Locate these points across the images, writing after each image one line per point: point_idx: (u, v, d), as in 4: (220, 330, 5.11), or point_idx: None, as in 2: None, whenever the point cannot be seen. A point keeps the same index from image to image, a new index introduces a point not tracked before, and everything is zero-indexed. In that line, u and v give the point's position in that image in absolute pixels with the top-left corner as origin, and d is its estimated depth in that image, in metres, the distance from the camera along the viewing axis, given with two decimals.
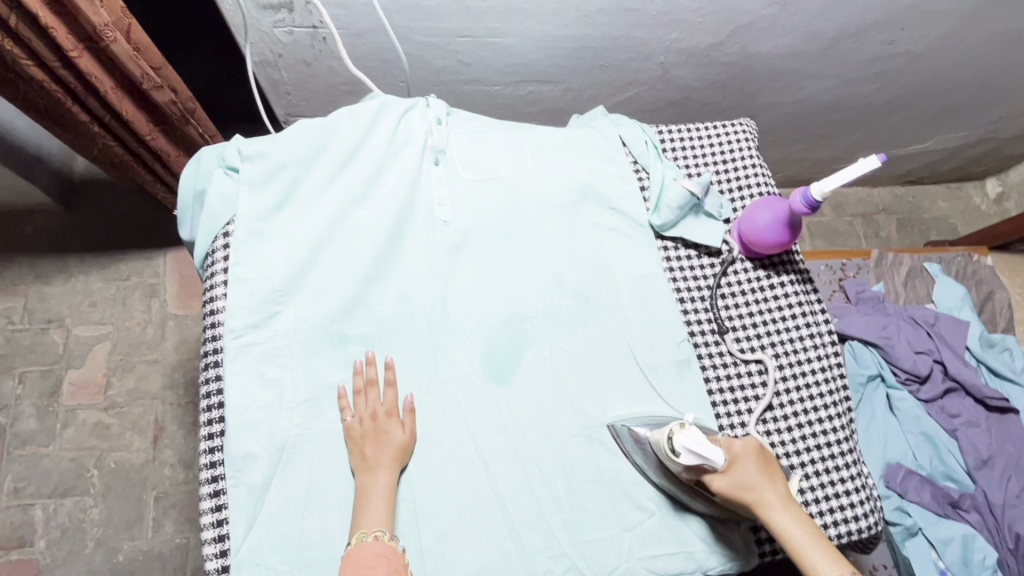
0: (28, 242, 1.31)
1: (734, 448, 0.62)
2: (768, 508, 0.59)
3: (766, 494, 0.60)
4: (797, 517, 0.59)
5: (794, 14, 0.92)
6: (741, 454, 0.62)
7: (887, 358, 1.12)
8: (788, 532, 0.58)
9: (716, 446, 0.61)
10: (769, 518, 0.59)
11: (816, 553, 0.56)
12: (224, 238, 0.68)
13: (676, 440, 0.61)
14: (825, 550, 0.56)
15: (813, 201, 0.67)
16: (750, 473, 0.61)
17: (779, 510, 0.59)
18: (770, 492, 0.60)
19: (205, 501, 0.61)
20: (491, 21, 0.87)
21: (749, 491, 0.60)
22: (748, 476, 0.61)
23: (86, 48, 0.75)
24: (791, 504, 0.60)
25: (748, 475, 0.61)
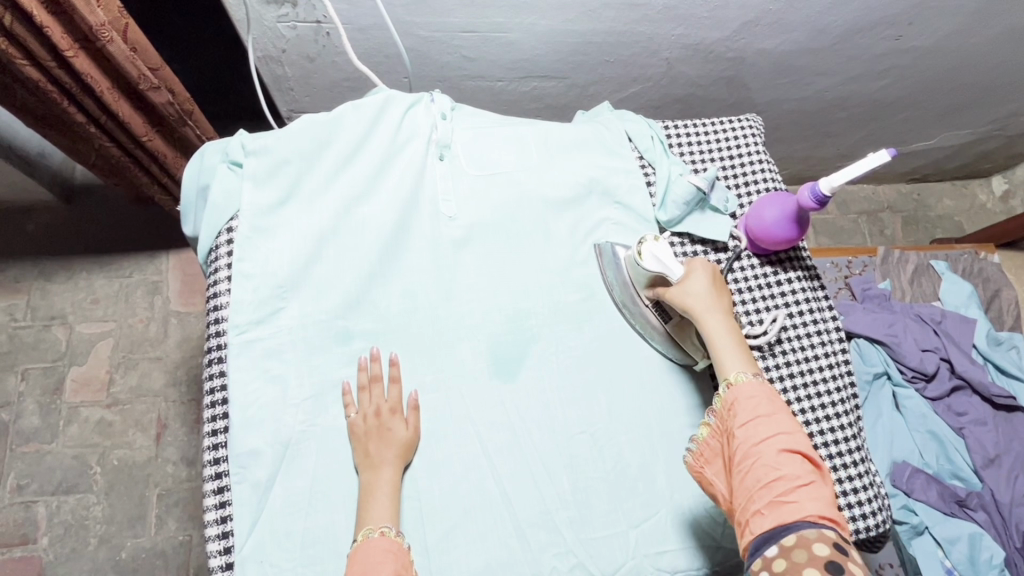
0: (30, 239, 1.31)
1: (693, 264, 0.67)
2: (707, 315, 0.63)
3: (707, 303, 0.64)
4: (728, 327, 0.63)
5: (801, 10, 0.92)
6: (696, 269, 0.66)
7: (893, 356, 1.11)
8: (713, 337, 0.62)
9: (676, 260, 0.67)
10: (701, 323, 0.63)
11: (735, 358, 0.61)
12: (228, 232, 0.67)
13: (646, 249, 0.67)
14: (741, 358, 0.61)
15: (821, 196, 0.67)
16: (699, 285, 0.65)
17: (714, 317, 0.63)
18: (711, 302, 0.64)
19: (210, 498, 0.61)
20: (495, 16, 0.86)
21: (695, 301, 0.64)
22: (697, 289, 0.65)
23: (81, 47, 0.74)
24: (726, 317, 0.64)
25: (697, 286, 0.65)
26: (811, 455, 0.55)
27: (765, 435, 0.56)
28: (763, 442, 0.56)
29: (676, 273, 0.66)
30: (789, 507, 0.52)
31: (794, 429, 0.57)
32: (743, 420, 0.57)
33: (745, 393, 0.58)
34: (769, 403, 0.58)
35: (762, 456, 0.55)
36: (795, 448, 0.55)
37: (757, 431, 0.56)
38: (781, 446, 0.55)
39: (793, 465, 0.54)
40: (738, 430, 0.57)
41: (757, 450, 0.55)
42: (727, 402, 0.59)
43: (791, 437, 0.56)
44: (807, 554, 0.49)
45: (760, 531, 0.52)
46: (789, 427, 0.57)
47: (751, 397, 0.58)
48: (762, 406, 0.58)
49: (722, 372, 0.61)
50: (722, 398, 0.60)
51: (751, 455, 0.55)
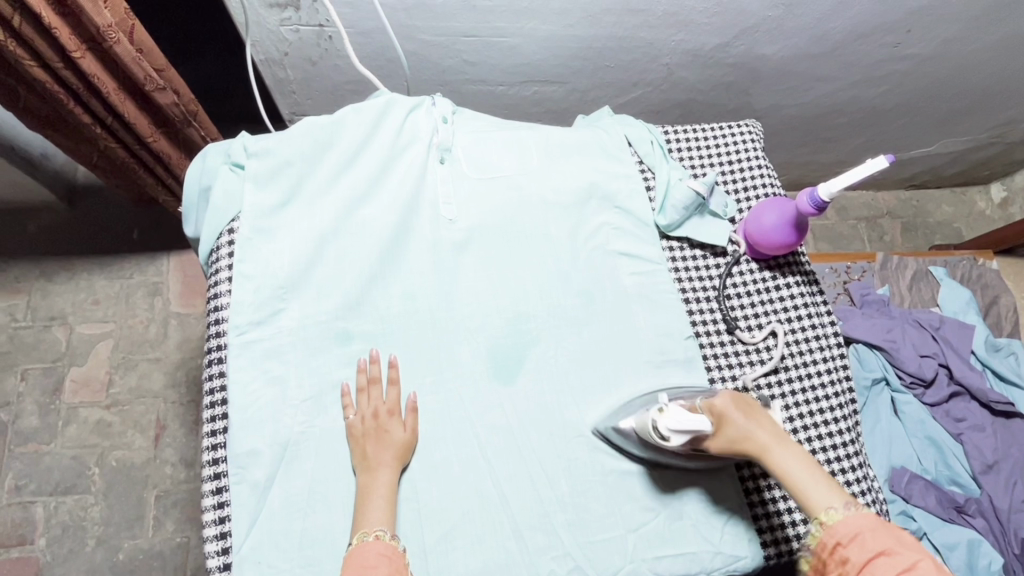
0: (31, 240, 1.31)
1: (716, 407, 0.60)
2: (767, 453, 0.58)
3: (759, 440, 0.59)
4: (794, 454, 0.58)
5: (800, 17, 0.92)
6: (724, 408, 0.60)
7: (892, 361, 1.11)
8: (789, 474, 0.57)
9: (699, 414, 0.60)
10: (771, 463, 0.58)
11: (817, 488, 0.56)
12: (229, 234, 0.68)
13: (662, 425, 0.59)
14: (823, 485, 0.56)
15: (820, 201, 0.67)
16: (743, 426, 0.59)
17: (776, 450, 0.58)
18: (763, 433, 0.59)
19: (208, 498, 0.61)
20: (497, 21, 0.87)
21: (745, 443, 0.59)
22: (741, 429, 0.59)
23: (89, 49, 0.75)
24: (784, 441, 0.59)
25: (742, 430, 0.59)
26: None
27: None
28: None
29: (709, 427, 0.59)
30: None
31: (916, 559, 0.49)
32: (857, 564, 0.51)
33: (842, 531, 0.52)
34: (875, 534, 0.51)
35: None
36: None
37: (870, 574, 0.50)
38: None
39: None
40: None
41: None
42: (827, 547, 0.53)
43: (912, 570, 0.48)
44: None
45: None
46: (908, 558, 0.49)
47: (852, 534, 0.52)
48: (868, 542, 0.51)
49: (811, 512, 0.55)
50: (819, 542, 0.54)
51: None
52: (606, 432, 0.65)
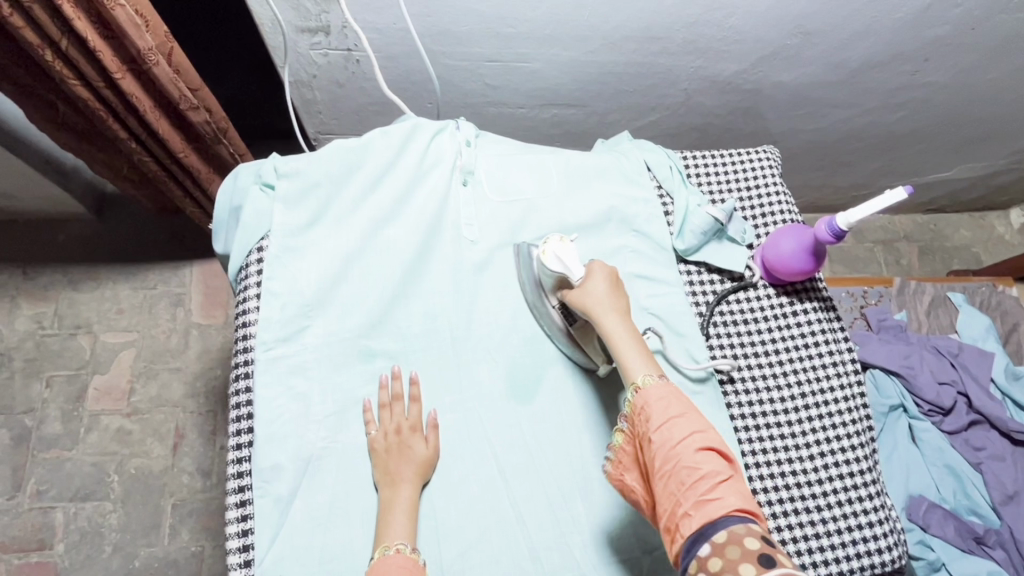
0: (60, 249, 1.35)
1: (594, 263, 0.67)
2: (605, 315, 0.63)
3: (605, 304, 0.64)
4: (625, 325, 0.62)
5: (818, 45, 0.94)
6: (595, 271, 0.66)
7: (910, 388, 1.10)
8: (613, 338, 0.62)
9: (580, 263, 0.67)
10: (598, 322, 0.63)
11: (635, 357, 0.61)
12: (258, 252, 0.69)
13: (546, 250, 0.67)
14: (642, 361, 0.60)
15: (838, 230, 0.67)
16: (598, 285, 0.65)
17: (609, 318, 0.63)
18: (613, 301, 0.64)
19: (232, 510, 0.62)
20: (519, 47, 0.89)
21: (593, 302, 0.64)
22: (596, 288, 0.65)
23: (129, 69, 0.78)
24: (624, 316, 0.63)
25: (595, 286, 0.65)
26: (725, 450, 0.55)
27: (680, 436, 0.55)
28: (680, 442, 0.54)
29: (577, 275, 0.66)
30: (712, 503, 0.51)
31: (707, 426, 0.56)
32: (657, 421, 0.56)
33: (652, 395, 0.58)
34: (678, 400, 0.57)
35: (680, 457, 0.54)
36: (710, 443, 0.54)
37: (671, 432, 0.55)
38: (695, 443, 0.54)
39: (711, 461, 0.53)
40: (651, 432, 0.56)
41: (675, 451, 0.54)
42: (637, 408, 0.58)
43: (703, 432, 0.55)
44: (740, 550, 0.47)
45: (692, 536, 0.50)
46: (701, 422, 0.56)
47: (659, 397, 0.57)
48: (673, 405, 0.57)
49: (629, 376, 0.60)
50: (631, 404, 0.59)
51: (669, 457, 0.54)
52: (523, 254, 0.73)
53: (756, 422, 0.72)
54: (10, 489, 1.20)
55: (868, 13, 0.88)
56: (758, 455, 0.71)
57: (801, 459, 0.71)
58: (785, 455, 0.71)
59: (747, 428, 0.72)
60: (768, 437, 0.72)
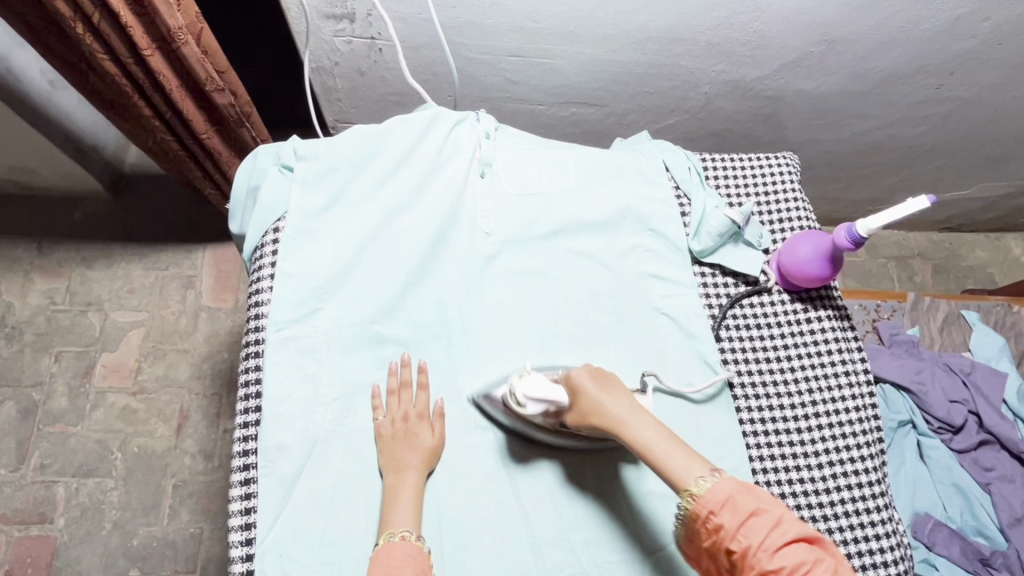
0: (75, 226, 1.36)
1: (571, 379, 0.63)
2: (621, 426, 0.59)
3: (612, 413, 0.59)
4: (643, 421, 0.59)
5: (842, 54, 0.93)
6: (579, 380, 0.62)
7: (920, 405, 1.09)
8: (647, 446, 0.57)
9: (554, 386, 0.63)
10: (619, 433, 0.59)
11: (678, 460, 0.56)
12: (274, 233, 0.70)
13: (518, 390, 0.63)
14: (682, 455, 0.56)
15: (858, 237, 0.67)
16: (596, 398, 0.61)
17: (634, 422, 0.59)
18: (623, 407, 0.60)
19: (236, 488, 0.62)
20: (542, 42, 0.89)
21: (598, 418, 0.60)
22: (597, 398, 0.60)
23: (158, 48, 0.78)
24: (640, 413, 0.59)
25: (596, 403, 0.60)
26: (805, 532, 0.50)
27: (758, 537, 0.50)
28: (759, 546, 0.49)
29: (563, 400, 0.62)
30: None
31: (780, 513, 0.51)
32: (730, 528, 0.51)
33: (713, 499, 0.52)
34: (742, 496, 0.52)
35: (762, 562, 0.49)
36: (789, 535, 0.49)
37: (745, 534, 0.50)
38: (774, 541, 0.49)
39: (794, 554, 0.48)
40: (726, 541, 0.51)
41: (756, 558, 0.49)
42: (700, 517, 0.53)
43: (779, 524, 0.50)
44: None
45: None
46: (774, 513, 0.51)
47: (722, 500, 0.52)
48: (739, 503, 0.51)
49: (681, 486, 0.55)
50: (692, 514, 0.53)
51: (752, 565, 0.49)
52: (480, 401, 0.67)
53: (765, 427, 0.72)
54: (14, 461, 1.21)
55: (896, 23, 0.87)
56: (766, 460, 0.70)
57: (809, 468, 0.70)
58: (793, 462, 0.70)
59: (756, 433, 0.71)
60: (776, 443, 0.71)
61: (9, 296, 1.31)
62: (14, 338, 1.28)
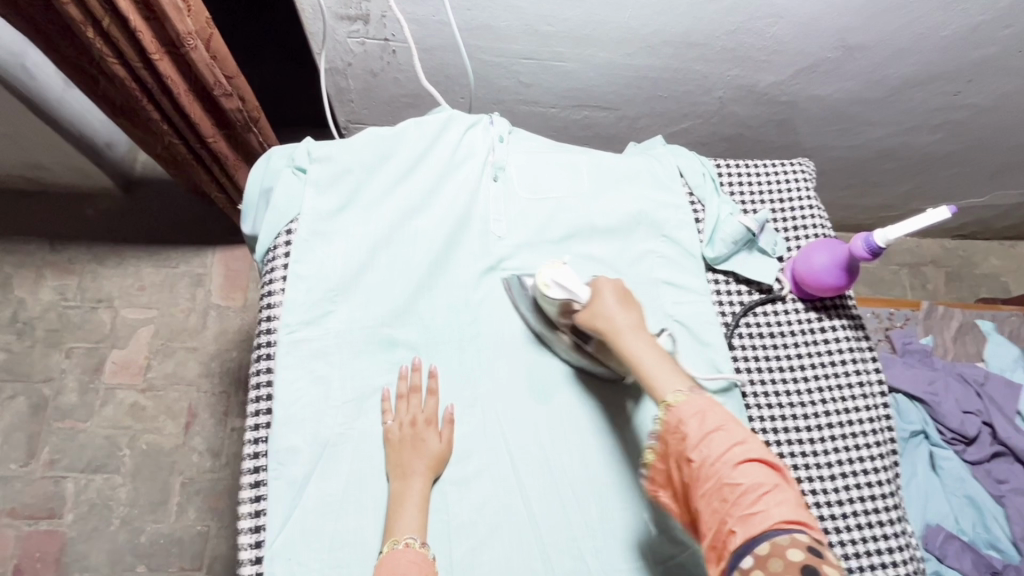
0: (87, 223, 1.37)
1: (597, 284, 0.65)
2: (623, 336, 0.62)
3: (619, 323, 0.62)
4: (646, 340, 0.61)
5: (859, 60, 0.92)
6: (603, 288, 0.65)
7: (932, 415, 1.08)
8: (639, 359, 0.60)
9: (583, 285, 0.66)
10: (619, 343, 0.62)
11: (664, 374, 0.59)
12: (287, 234, 0.70)
13: (547, 277, 0.66)
14: (670, 370, 0.59)
15: (874, 246, 0.66)
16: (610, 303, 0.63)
17: (634, 338, 0.61)
18: (629, 321, 0.62)
19: (246, 490, 0.62)
20: (556, 46, 0.89)
21: (605, 322, 0.63)
22: (607, 307, 0.63)
23: (167, 52, 0.78)
24: (642, 332, 0.62)
25: (606, 311, 0.63)
26: (768, 457, 0.53)
27: (718, 449, 0.53)
28: (719, 457, 0.52)
29: (582, 297, 0.65)
30: (756, 517, 0.49)
31: (747, 435, 0.54)
32: (694, 437, 0.54)
33: (686, 409, 0.55)
34: (713, 412, 0.55)
35: (719, 472, 0.52)
36: (751, 454, 0.52)
37: (707, 446, 0.53)
38: (734, 455, 0.52)
39: (753, 472, 0.51)
40: (688, 450, 0.54)
41: (714, 467, 0.52)
42: (670, 424, 0.56)
43: (742, 443, 0.53)
44: (785, 562, 0.45)
45: (735, 552, 0.48)
46: (740, 433, 0.54)
47: (694, 411, 0.55)
48: (708, 418, 0.55)
49: (659, 395, 0.58)
50: (664, 422, 0.57)
51: (708, 473, 0.52)
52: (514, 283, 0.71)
53: (777, 437, 0.71)
54: (24, 456, 1.22)
55: (915, 29, 0.86)
56: None
57: (821, 479, 0.70)
58: (806, 473, 0.70)
59: (768, 442, 0.71)
60: (789, 453, 0.70)
61: (21, 292, 1.32)
62: (26, 334, 1.29)
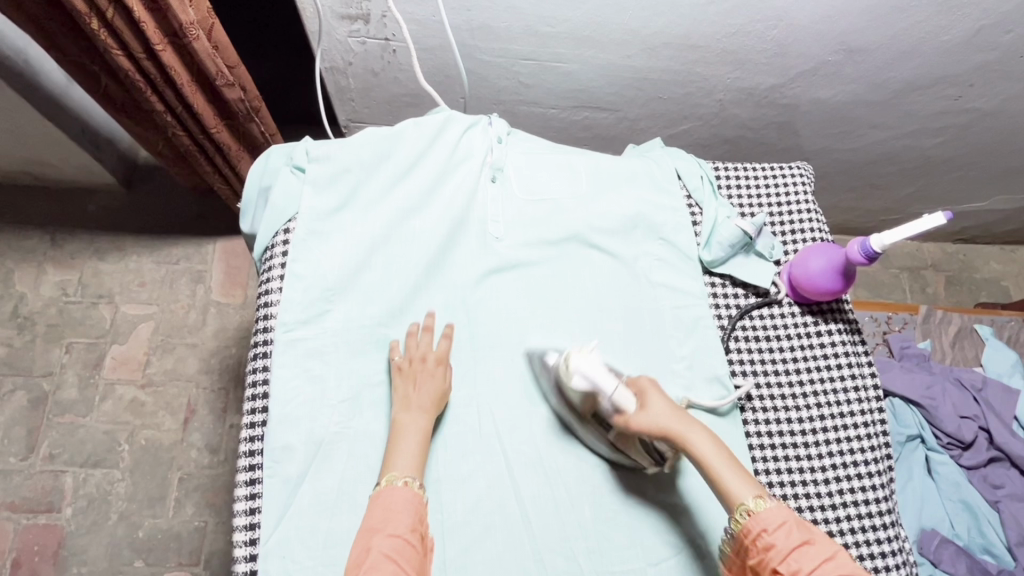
0: (88, 219, 1.37)
1: (637, 383, 0.65)
2: (688, 434, 0.60)
3: (679, 423, 0.61)
4: (709, 436, 0.60)
5: (860, 64, 0.92)
6: (646, 387, 0.64)
7: (929, 419, 1.08)
8: (709, 458, 0.59)
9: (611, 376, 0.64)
10: (686, 443, 0.60)
11: (734, 476, 0.58)
12: (284, 233, 0.70)
13: (572, 360, 0.64)
14: (738, 473, 0.59)
15: (871, 252, 0.65)
16: (659, 402, 0.63)
17: (700, 436, 0.60)
18: (678, 417, 0.61)
19: (240, 488, 0.63)
20: (557, 47, 0.89)
21: (665, 423, 0.61)
22: (659, 408, 0.62)
23: (170, 43, 0.78)
24: (701, 427, 0.61)
25: (661, 412, 0.62)
26: (858, 574, 0.53)
27: (809, 564, 0.53)
28: (810, 573, 0.53)
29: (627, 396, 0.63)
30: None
31: (835, 550, 0.54)
32: (781, 551, 0.54)
33: (770, 520, 0.56)
34: (798, 526, 0.55)
35: None
36: (840, 571, 0.53)
37: (796, 560, 0.53)
38: (825, 574, 0.52)
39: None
40: (775, 562, 0.54)
41: None
42: (752, 533, 0.56)
43: (832, 559, 0.53)
44: None
45: None
46: (827, 548, 0.54)
47: (778, 523, 0.55)
48: (793, 531, 0.55)
49: (734, 502, 0.57)
50: (742, 530, 0.57)
51: None
52: (535, 359, 0.69)
53: (772, 440, 0.71)
54: (23, 450, 1.22)
55: (915, 33, 0.86)
56: (772, 474, 0.70)
57: (815, 483, 0.70)
58: (800, 476, 0.70)
59: (762, 446, 0.71)
60: (784, 457, 0.71)
61: (22, 286, 1.32)
62: (27, 328, 1.30)
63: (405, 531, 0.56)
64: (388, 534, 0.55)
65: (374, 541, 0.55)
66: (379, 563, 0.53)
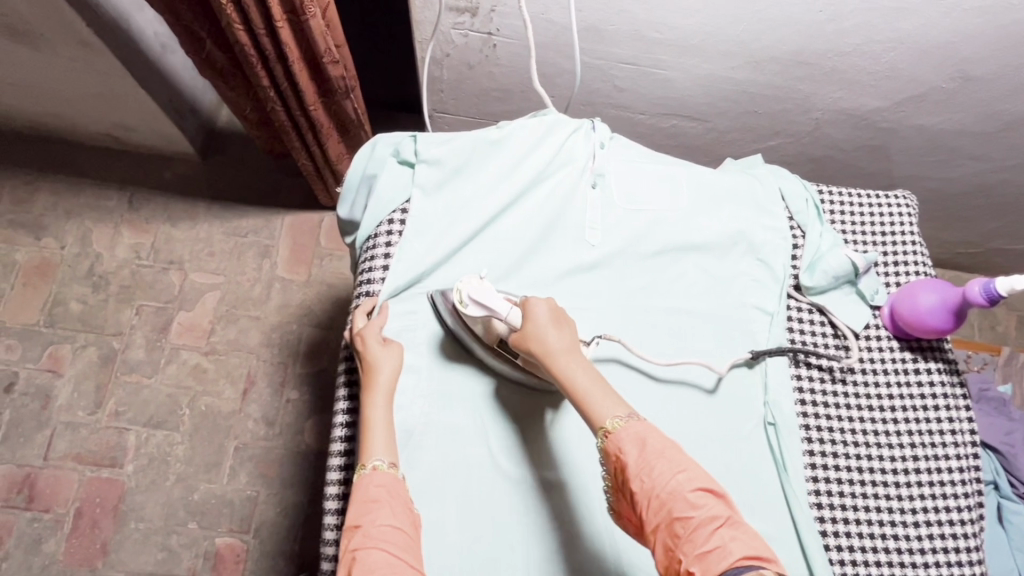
0: (164, 185, 1.41)
1: (529, 306, 0.63)
2: (556, 356, 0.60)
3: (555, 342, 0.60)
4: (582, 362, 0.60)
5: (974, 93, 0.89)
6: (535, 309, 0.63)
7: (1005, 466, 1.05)
8: (576, 380, 0.58)
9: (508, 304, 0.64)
10: (554, 365, 0.59)
11: (601, 401, 0.57)
12: (388, 224, 0.71)
13: (464, 291, 0.64)
14: (608, 397, 0.57)
15: (995, 293, 0.63)
16: (538, 327, 0.61)
17: (565, 356, 0.60)
18: (564, 340, 0.61)
19: (334, 472, 0.66)
20: (659, 53, 0.87)
21: (538, 342, 0.61)
22: (540, 325, 0.62)
23: (287, 19, 0.78)
24: (575, 354, 0.60)
25: (537, 329, 0.61)
26: (711, 485, 0.51)
27: (662, 478, 0.51)
28: (665, 487, 0.50)
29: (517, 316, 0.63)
30: (715, 555, 0.47)
31: (687, 462, 0.52)
32: (636, 465, 0.52)
33: (626, 437, 0.54)
34: (654, 440, 0.53)
35: (671, 506, 0.49)
36: (696, 483, 0.51)
37: (651, 476, 0.51)
38: (678, 485, 0.50)
39: (705, 503, 0.49)
40: (630, 480, 0.52)
41: (663, 500, 0.50)
42: (610, 450, 0.54)
43: (685, 472, 0.51)
44: None
45: None
46: (681, 461, 0.52)
47: (634, 438, 0.53)
48: (650, 446, 0.53)
49: (597, 423, 0.56)
50: (604, 449, 0.55)
51: (659, 507, 0.50)
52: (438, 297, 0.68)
53: (865, 476, 0.69)
54: (91, 405, 1.26)
55: None
56: (863, 512, 0.68)
57: (905, 525, 0.68)
58: (890, 516, 0.68)
59: (855, 481, 0.69)
60: (875, 494, 0.69)
61: (99, 247, 1.36)
62: (101, 288, 1.34)
63: (386, 518, 0.53)
64: (370, 528, 0.52)
65: (359, 539, 0.52)
66: (367, 557, 0.50)
